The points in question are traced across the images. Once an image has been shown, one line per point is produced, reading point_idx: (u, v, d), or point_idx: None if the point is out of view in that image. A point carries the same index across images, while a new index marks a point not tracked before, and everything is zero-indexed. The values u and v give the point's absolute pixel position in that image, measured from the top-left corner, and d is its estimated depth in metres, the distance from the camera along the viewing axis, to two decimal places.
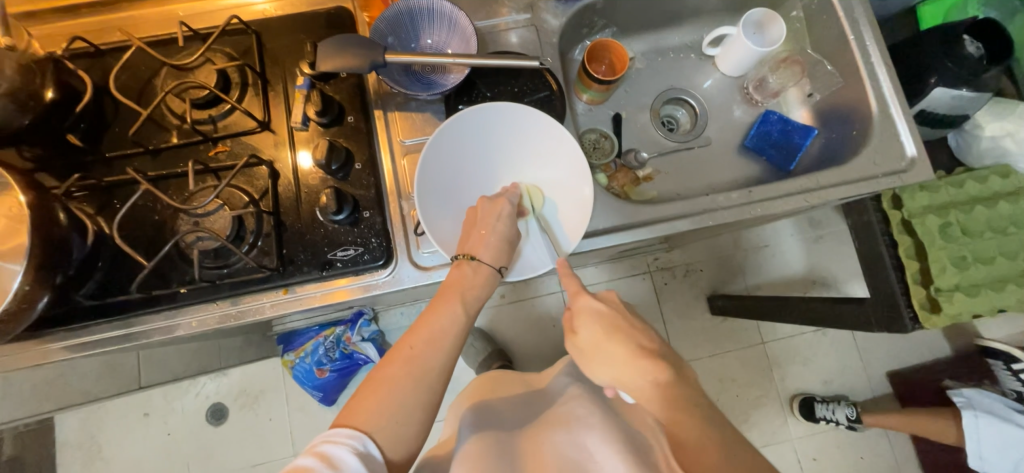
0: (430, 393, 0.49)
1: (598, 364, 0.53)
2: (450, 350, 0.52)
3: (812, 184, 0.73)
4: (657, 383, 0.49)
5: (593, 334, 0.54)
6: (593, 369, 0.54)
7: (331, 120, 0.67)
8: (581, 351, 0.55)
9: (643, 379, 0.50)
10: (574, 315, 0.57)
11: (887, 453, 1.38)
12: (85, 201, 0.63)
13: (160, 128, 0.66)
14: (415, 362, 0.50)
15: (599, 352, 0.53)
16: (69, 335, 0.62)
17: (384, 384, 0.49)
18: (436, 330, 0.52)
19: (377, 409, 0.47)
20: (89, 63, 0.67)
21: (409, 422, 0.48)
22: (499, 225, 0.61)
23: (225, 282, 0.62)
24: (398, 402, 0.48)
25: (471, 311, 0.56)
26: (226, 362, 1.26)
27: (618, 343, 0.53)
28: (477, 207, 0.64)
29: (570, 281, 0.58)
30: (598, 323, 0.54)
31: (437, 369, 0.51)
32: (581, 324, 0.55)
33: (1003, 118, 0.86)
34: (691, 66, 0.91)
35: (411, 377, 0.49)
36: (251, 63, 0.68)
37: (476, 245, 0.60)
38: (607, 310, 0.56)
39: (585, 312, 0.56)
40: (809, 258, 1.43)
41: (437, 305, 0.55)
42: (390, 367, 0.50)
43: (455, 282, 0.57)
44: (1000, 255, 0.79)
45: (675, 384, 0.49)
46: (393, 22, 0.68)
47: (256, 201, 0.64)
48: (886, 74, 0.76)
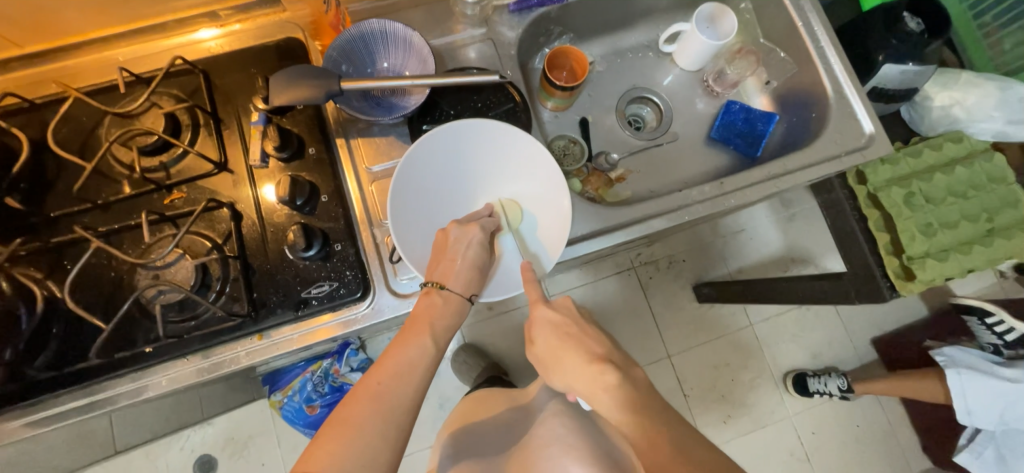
0: (398, 429, 0.47)
1: (555, 371, 0.56)
2: (418, 384, 0.50)
3: (780, 170, 0.74)
4: (605, 386, 0.51)
5: (549, 344, 0.56)
6: (550, 375, 0.57)
7: (291, 154, 0.64)
8: (540, 360, 0.58)
9: (590, 382, 0.52)
10: (531, 327, 0.59)
11: (881, 419, 1.41)
12: (33, 265, 0.58)
13: (109, 180, 0.62)
14: (382, 398, 0.48)
15: (557, 361, 0.55)
16: (27, 411, 0.57)
17: (349, 424, 0.46)
18: (404, 364, 0.50)
19: (340, 451, 0.44)
20: (25, 118, 0.63)
21: (375, 463, 0.45)
22: (469, 253, 0.60)
23: (193, 335, 0.58)
24: (364, 442, 0.45)
25: (440, 343, 0.54)
26: (210, 412, 1.20)
27: (569, 350, 0.55)
28: (448, 230, 0.62)
29: (531, 291, 0.59)
30: (551, 332, 0.57)
31: (406, 405, 0.48)
32: (537, 335, 0.57)
33: (949, 87, 0.90)
34: (651, 64, 0.92)
35: (375, 415, 0.47)
36: (200, 103, 0.65)
37: (446, 274, 0.58)
38: (560, 318, 0.57)
39: (541, 323, 0.58)
40: (785, 237, 1.46)
41: (403, 338, 0.53)
42: (354, 405, 0.47)
43: (424, 311, 0.55)
44: (962, 219, 0.82)
45: (625, 385, 0.50)
46: (346, 49, 0.66)
47: (220, 246, 0.61)
48: (836, 56, 0.79)
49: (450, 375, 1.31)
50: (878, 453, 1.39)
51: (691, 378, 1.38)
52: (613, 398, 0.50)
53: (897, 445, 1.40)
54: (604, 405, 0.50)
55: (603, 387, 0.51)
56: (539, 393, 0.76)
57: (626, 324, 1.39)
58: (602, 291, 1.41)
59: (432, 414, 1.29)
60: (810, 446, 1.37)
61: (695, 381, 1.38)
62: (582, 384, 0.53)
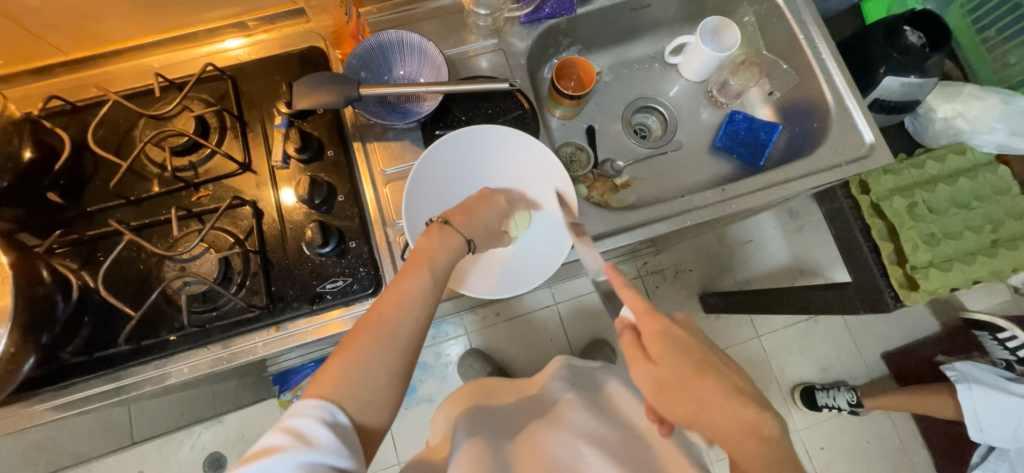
0: (400, 354, 0.48)
1: (684, 404, 0.50)
2: (419, 310, 0.51)
3: (781, 178, 0.76)
4: (757, 433, 0.47)
5: (682, 371, 0.50)
6: (671, 405, 0.51)
7: (311, 156, 0.68)
8: (665, 387, 0.51)
9: (734, 425, 0.47)
10: (649, 344, 0.53)
11: (892, 435, 1.39)
12: (68, 257, 0.62)
13: (141, 178, 0.66)
14: (381, 325, 0.48)
15: (689, 393, 0.50)
16: (57, 394, 0.60)
17: (351, 350, 0.47)
18: (404, 293, 0.51)
19: (343, 376, 0.46)
20: (66, 120, 0.67)
21: (375, 386, 0.46)
22: (484, 213, 0.63)
23: (215, 325, 0.62)
24: (366, 369, 0.46)
25: (439, 273, 0.54)
26: (221, 409, 1.23)
27: (711, 383, 0.49)
28: (473, 196, 0.66)
29: (634, 300, 0.54)
30: (682, 356, 0.51)
31: (407, 331, 0.49)
32: (663, 356, 0.51)
33: (952, 100, 0.91)
34: (656, 75, 0.95)
35: (377, 343, 0.48)
36: (228, 107, 0.69)
37: (456, 214, 0.61)
38: (692, 342, 0.52)
39: (662, 340, 0.52)
40: (792, 248, 1.47)
41: (404, 269, 0.53)
42: (356, 333, 0.48)
43: (424, 246, 0.55)
44: (966, 229, 0.83)
45: (780, 438, 0.47)
46: (365, 57, 0.70)
47: (242, 241, 0.64)
48: (836, 68, 0.81)
49: (457, 379, 1.33)
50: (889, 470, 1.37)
51: None
52: (760, 448, 0.46)
53: (909, 463, 1.37)
54: (747, 452, 0.47)
55: (756, 436, 0.47)
56: (553, 382, 0.78)
57: None
58: None
59: None
60: (818, 461, 1.35)
61: None
62: (725, 424, 0.48)
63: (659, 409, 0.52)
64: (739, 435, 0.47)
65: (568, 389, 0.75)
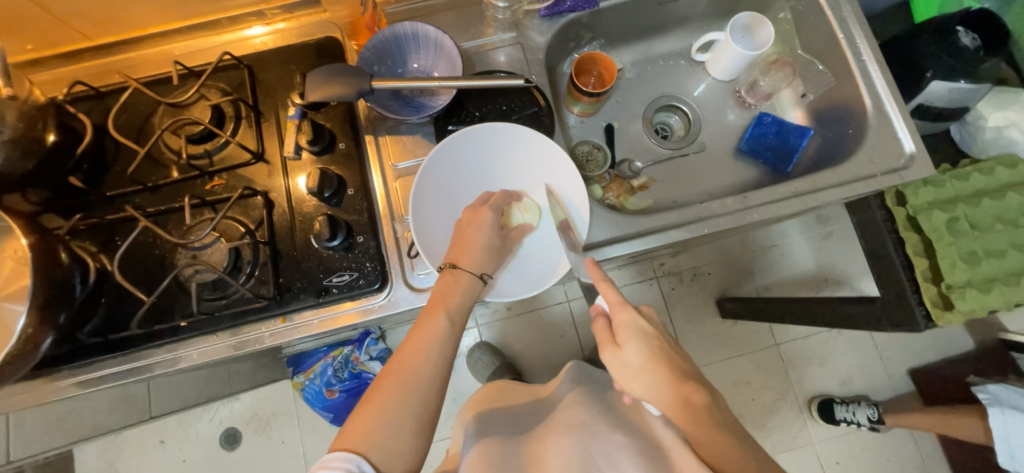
0: (423, 403, 0.50)
1: (636, 382, 0.53)
2: (438, 359, 0.53)
3: (808, 187, 0.72)
4: (691, 405, 0.48)
5: (639, 353, 0.53)
6: (629, 383, 0.53)
7: (323, 148, 0.68)
8: (623, 367, 0.54)
9: (672, 399, 0.49)
10: (616, 328, 0.56)
11: (914, 455, 1.33)
12: (88, 240, 0.64)
13: (158, 165, 0.67)
14: (402, 374, 0.51)
15: (643, 374, 0.52)
16: (77, 372, 0.63)
17: (375, 399, 0.49)
18: (422, 342, 0.53)
19: (369, 427, 0.47)
20: (90, 105, 0.69)
21: (400, 436, 0.48)
22: (480, 236, 0.62)
23: (224, 313, 0.63)
24: (389, 416, 0.48)
25: (455, 320, 0.56)
26: (237, 387, 1.27)
27: (661, 365, 0.52)
28: (462, 217, 0.65)
29: (610, 293, 0.57)
30: (639, 339, 0.54)
31: (427, 379, 0.51)
32: (626, 339, 0.54)
33: (1006, 107, 0.85)
34: (682, 72, 0.91)
35: (400, 391, 0.49)
36: (243, 96, 0.69)
37: (458, 253, 0.60)
38: (651, 330, 0.55)
39: (627, 327, 0.55)
40: (818, 256, 1.40)
41: (421, 319, 0.55)
42: (381, 385, 0.50)
43: (439, 292, 0.57)
44: (1011, 248, 0.77)
45: (710, 408, 0.48)
46: (379, 50, 0.69)
47: (252, 231, 0.65)
48: (878, 71, 0.75)
49: (465, 372, 1.33)
50: None
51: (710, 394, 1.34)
52: (695, 416, 0.47)
53: None
54: (681, 421, 0.48)
55: (686, 405, 0.49)
56: (561, 385, 0.79)
57: None
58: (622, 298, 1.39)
59: (445, 408, 1.32)
60: None
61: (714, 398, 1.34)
62: (666, 399, 0.50)
63: (625, 386, 0.54)
64: (677, 408, 0.49)
65: (573, 387, 0.76)
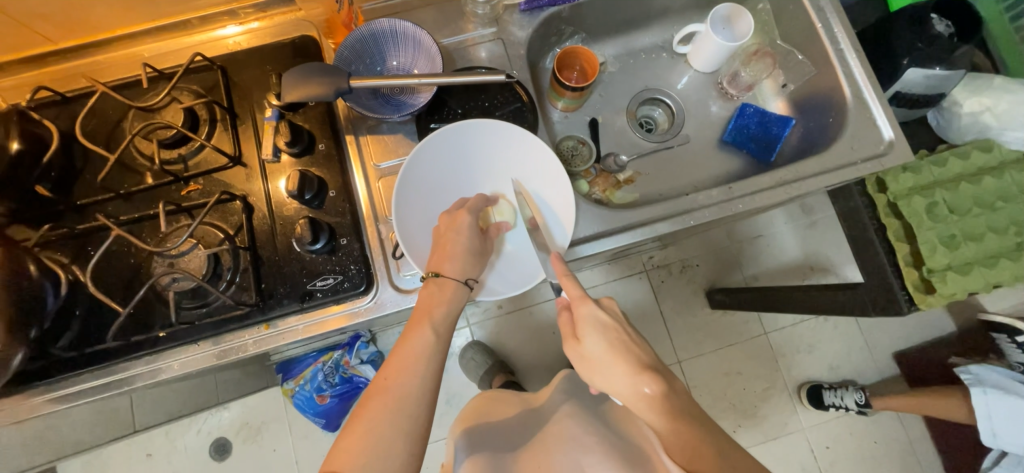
0: (412, 420, 0.49)
1: (598, 375, 0.53)
2: (425, 373, 0.52)
3: (791, 176, 0.72)
4: (650, 398, 0.50)
5: (598, 345, 0.54)
6: (589, 375, 0.55)
7: (302, 149, 0.66)
8: (584, 360, 0.55)
9: (631, 389, 0.51)
10: (577, 322, 0.56)
11: (901, 437, 1.35)
12: (59, 250, 0.62)
13: (131, 171, 0.65)
14: (389, 391, 0.49)
15: (603, 365, 0.53)
16: (51, 388, 0.61)
17: (362, 419, 0.48)
18: (408, 356, 0.52)
19: (357, 449, 0.46)
20: (56, 111, 0.66)
21: (390, 455, 0.47)
22: (460, 239, 0.61)
23: (205, 321, 0.61)
24: (378, 436, 0.47)
25: (441, 331, 0.55)
26: (224, 396, 1.24)
27: (620, 357, 0.52)
28: (439, 223, 0.64)
29: (572, 288, 0.57)
30: (599, 333, 0.54)
31: (415, 393, 0.50)
32: (585, 333, 0.55)
33: (980, 93, 0.86)
34: (664, 65, 0.91)
35: (387, 408, 0.48)
36: (218, 98, 0.67)
37: (441, 261, 0.59)
38: (611, 322, 0.55)
39: (587, 321, 0.55)
40: (803, 245, 1.42)
41: (406, 333, 0.54)
42: (366, 402, 0.49)
43: (424, 303, 0.57)
44: (988, 231, 0.78)
45: (667, 396, 0.50)
46: (357, 48, 0.67)
47: (231, 237, 0.63)
48: (856, 60, 0.76)
49: (458, 372, 1.33)
50: None
51: (702, 385, 1.36)
52: (656, 409, 0.49)
53: (917, 465, 1.34)
54: (644, 414, 0.50)
55: (645, 399, 0.50)
56: (553, 395, 0.80)
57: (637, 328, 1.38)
58: (613, 293, 1.40)
59: (438, 409, 1.31)
60: (823, 460, 1.33)
61: (706, 389, 1.36)
62: (625, 390, 0.51)
63: (586, 378, 0.55)
64: (637, 400, 0.50)
65: (565, 400, 0.76)
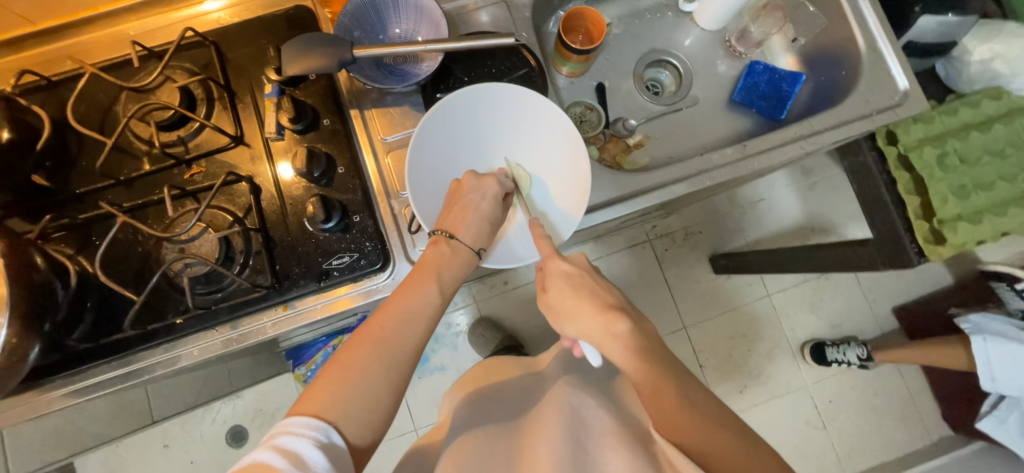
0: (402, 376, 0.48)
1: (568, 324, 0.54)
2: (423, 333, 0.51)
3: (806, 131, 0.71)
4: (616, 337, 0.51)
5: (562, 295, 0.54)
6: (561, 326, 0.55)
7: (306, 126, 0.64)
8: (552, 311, 0.55)
9: (605, 335, 0.52)
10: (546, 277, 0.57)
11: (900, 387, 1.40)
12: (63, 242, 0.60)
13: (130, 156, 0.63)
14: (384, 342, 0.48)
15: (571, 313, 0.54)
16: (69, 380, 0.60)
17: (351, 366, 0.46)
18: (408, 310, 0.51)
19: (340, 393, 0.45)
20: (43, 96, 0.63)
21: (375, 406, 0.46)
22: (481, 205, 0.60)
23: (221, 306, 0.60)
24: (366, 386, 0.46)
25: (446, 293, 0.54)
26: (238, 384, 1.24)
27: (585, 302, 0.53)
28: (461, 182, 0.62)
29: (542, 245, 0.58)
30: (566, 284, 0.55)
31: (411, 350, 0.49)
32: (552, 286, 0.56)
33: (989, 39, 0.86)
34: (669, 25, 0.88)
35: (380, 359, 0.47)
36: (214, 76, 0.64)
37: (457, 223, 0.58)
38: (576, 272, 0.56)
39: (556, 275, 0.56)
40: (805, 206, 1.43)
41: (408, 284, 0.53)
42: (359, 348, 0.47)
43: (431, 259, 0.55)
44: (999, 179, 0.78)
45: (635, 336, 0.51)
46: (357, 14, 0.64)
47: (241, 219, 0.61)
48: (869, 9, 0.74)
49: (467, 348, 1.33)
50: (896, 423, 1.38)
51: (707, 348, 1.38)
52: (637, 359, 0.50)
53: (915, 414, 1.39)
54: (614, 353, 0.51)
55: (619, 338, 0.51)
56: (552, 365, 0.79)
57: (642, 297, 1.39)
58: (616, 264, 1.40)
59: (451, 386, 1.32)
60: (826, 415, 1.37)
61: (711, 351, 1.38)
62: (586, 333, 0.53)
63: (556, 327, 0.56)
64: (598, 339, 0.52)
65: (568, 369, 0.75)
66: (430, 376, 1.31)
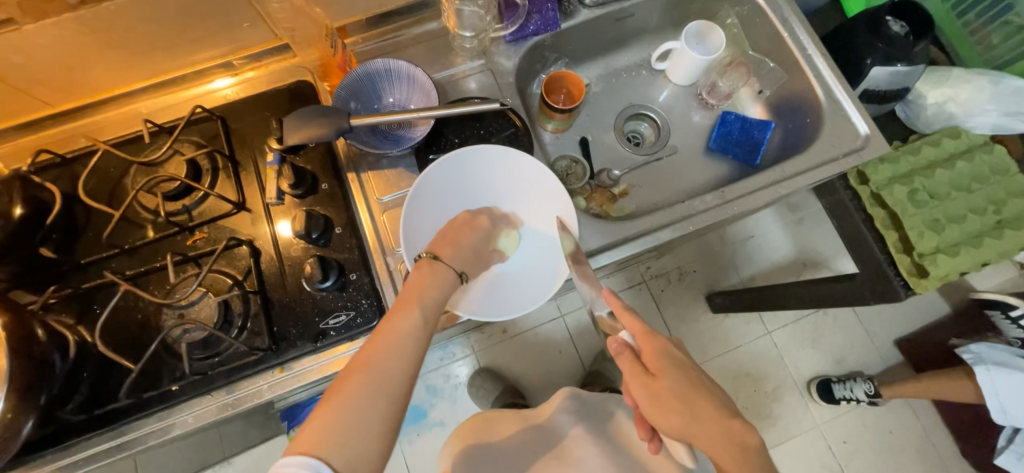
0: (390, 402, 0.48)
1: (676, 409, 0.53)
2: (408, 356, 0.50)
3: (779, 176, 0.75)
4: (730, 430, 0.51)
5: (672, 378, 0.54)
6: (664, 409, 0.54)
7: (306, 190, 0.67)
8: (659, 395, 0.54)
9: (716, 424, 0.51)
10: (647, 357, 0.56)
11: (913, 423, 1.36)
12: (63, 312, 0.61)
13: (135, 226, 0.65)
14: (369, 371, 0.48)
15: (681, 398, 0.53)
16: (58, 455, 0.59)
17: (338, 396, 0.46)
18: (394, 334, 0.51)
19: (332, 430, 0.45)
20: (56, 173, 0.66)
21: (363, 438, 0.45)
22: (470, 237, 0.63)
23: (218, 371, 0.60)
24: (355, 418, 0.46)
25: (430, 316, 0.54)
26: (230, 450, 1.20)
27: (695, 388, 0.53)
28: (456, 218, 0.66)
29: (633, 323, 0.59)
30: (671, 365, 0.55)
31: (398, 375, 0.49)
32: (657, 367, 0.55)
33: (942, 84, 0.93)
34: (644, 82, 0.95)
35: (368, 388, 0.47)
36: (219, 147, 0.68)
37: (442, 247, 0.60)
38: (679, 354, 0.57)
39: (658, 354, 0.56)
40: (794, 241, 1.46)
41: (394, 311, 0.53)
42: (347, 379, 0.47)
43: (414, 283, 0.55)
44: (970, 212, 0.82)
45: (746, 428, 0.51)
46: (353, 88, 0.70)
47: (241, 282, 0.63)
48: (824, 63, 0.81)
49: (467, 401, 1.30)
50: (915, 462, 1.33)
51: None
52: (750, 451, 0.49)
53: (933, 452, 1.34)
54: (720, 444, 0.50)
55: (727, 429, 0.51)
56: (555, 415, 0.83)
57: None
58: None
59: None
60: (842, 456, 1.32)
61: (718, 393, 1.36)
62: (645, 399, 0.55)
63: (659, 409, 0.54)
64: (657, 404, 0.54)
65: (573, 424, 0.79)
66: (430, 432, 1.28)
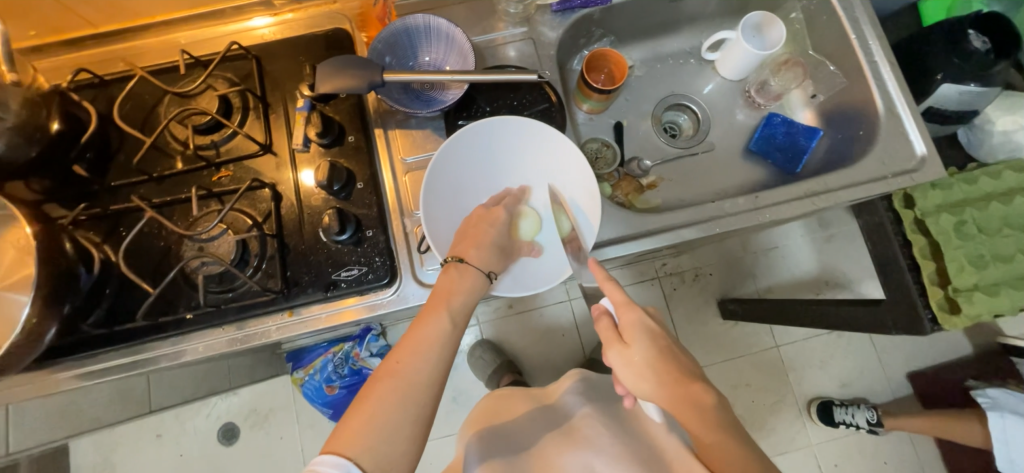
0: (419, 406, 0.49)
1: (646, 383, 0.52)
2: (436, 361, 0.52)
3: (819, 188, 0.72)
4: (703, 406, 0.50)
5: (647, 351, 0.52)
6: (636, 381, 0.53)
7: (332, 140, 0.67)
8: (632, 366, 0.53)
9: (685, 398, 0.50)
10: (623, 329, 0.54)
11: (911, 457, 1.33)
12: (91, 230, 0.63)
13: (165, 155, 0.66)
14: (400, 376, 0.50)
15: (654, 373, 0.52)
16: (78, 363, 0.62)
17: (370, 400, 0.48)
18: (420, 341, 0.52)
19: (364, 431, 0.47)
20: (94, 93, 0.68)
21: (394, 439, 0.47)
22: (490, 232, 0.63)
23: (230, 306, 0.62)
24: (385, 420, 0.47)
25: (458, 321, 0.55)
26: (236, 382, 1.25)
27: (668, 364, 0.52)
28: (472, 214, 0.66)
29: (615, 293, 0.56)
30: (647, 338, 0.53)
31: (426, 379, 0.50)
32: (633, 338, 0.53)
33: (1014, 111, 0.84)
34: (691, 72, 0.90)
35: (397, 392, 0.49)
36: (252, 87, 0.68)
37: (466, 248, 0.60)
38: (657, 327, 0.54)
39: (635, 326, 0.54)
40: (820, 258, 1.41)
41: (422, 317, 0.54)
42: (377, 383, 0.50)
43: (443, 288, 0.57)
44: (1018, 253, 0.77)
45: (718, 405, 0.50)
46: (390, 41, 0.68)
47: (260, 224, 0.64)
48: (889, 73, 0.76)
49: (466, 369, 1.32)
50: None
51: None
52: (711, 422, 0.49)
53: None
54: (691, 424, 0.50)
55: (699, 407, 0.49)
56: (567, 394, 0.81)
57: None
58: None
59: (446, 406, 1.30)
60: None
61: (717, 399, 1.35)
62: (622, 369, 0.53)
63: (632, 382, 0.53)
64: (631, 371, 0.53)
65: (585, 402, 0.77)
66: None
